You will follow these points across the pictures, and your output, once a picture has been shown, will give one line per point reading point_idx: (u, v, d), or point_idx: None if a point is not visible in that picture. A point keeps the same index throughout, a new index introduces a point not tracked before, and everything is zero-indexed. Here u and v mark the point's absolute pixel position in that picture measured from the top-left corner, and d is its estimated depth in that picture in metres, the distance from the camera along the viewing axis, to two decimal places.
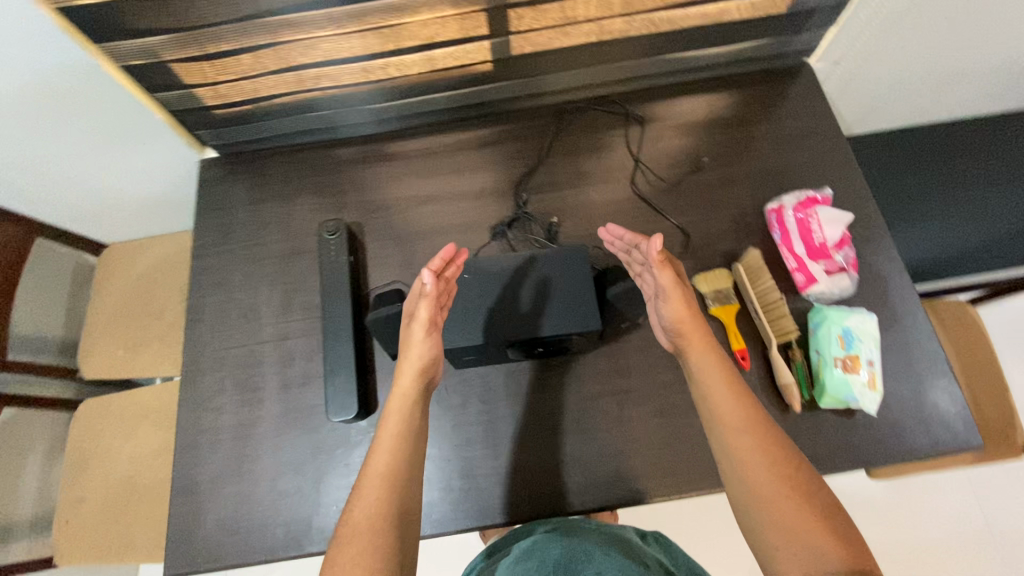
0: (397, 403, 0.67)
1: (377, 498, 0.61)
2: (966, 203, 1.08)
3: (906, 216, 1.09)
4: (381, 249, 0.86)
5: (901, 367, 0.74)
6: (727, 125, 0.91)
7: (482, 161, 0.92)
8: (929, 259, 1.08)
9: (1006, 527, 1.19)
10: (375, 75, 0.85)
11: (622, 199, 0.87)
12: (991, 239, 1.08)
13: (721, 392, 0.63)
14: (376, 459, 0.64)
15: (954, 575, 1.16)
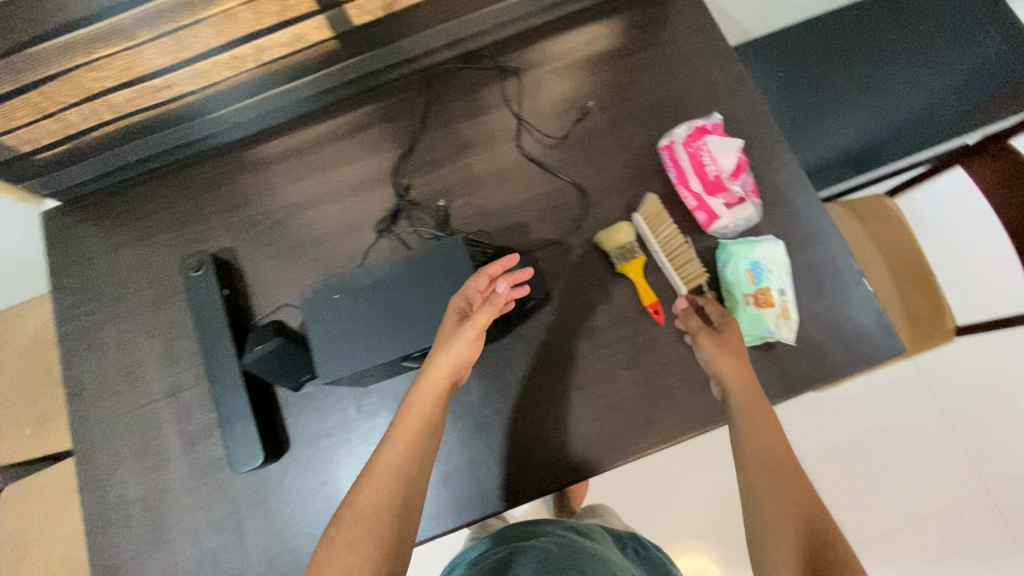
0: (419, 399, 0.62)
1: (384, 488, 0.57)
2: (864, 95, 1.04)
3: (807, 121, 1.05)
4: (260, 272, 0.78)
5: (816, 289, 0.71)
6: (608, 61, 0.83)
7: (354, 153, 0.83)
8: (834, 161, 1.05)
9: (954, 400, 1.23)
10: (203, 81, 0.74)
11: (510, 165, 0.80)
12: (904, 123, 1.03)
13: (757, 426, 0.62)
14: (389, 449, 0.59)
15: (911, 455, 1.21)
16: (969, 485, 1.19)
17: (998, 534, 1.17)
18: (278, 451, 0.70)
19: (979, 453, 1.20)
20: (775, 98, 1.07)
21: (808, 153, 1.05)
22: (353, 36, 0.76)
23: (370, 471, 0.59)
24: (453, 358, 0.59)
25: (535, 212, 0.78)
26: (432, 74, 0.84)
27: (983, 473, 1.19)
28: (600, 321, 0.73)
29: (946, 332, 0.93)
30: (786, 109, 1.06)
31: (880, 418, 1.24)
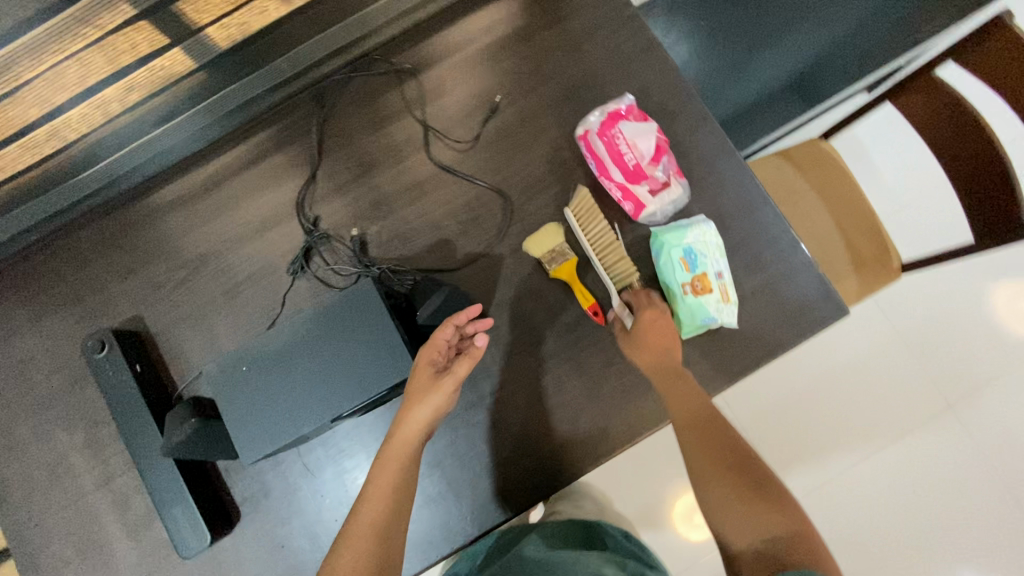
0: (392, 453, 0.56)
1: (366, 549, 0.52)
2: (789, 26, 0.99)
3: (733, 60, 1.00)
4: (174, 338, 0.72)
5: (754, 263, 0.69)
6: (510, 46, 0.76)
7: (250, 187, 0.75)
8: (761, 102, 1.02)
9: (909, 326, 1.26)
10: (59, 139, 0.66)
11: (423, 177, 0.74)
12: (830, 55, 1.00)
13: (676, 394, 0.64)
14: (367, 507, 0.54)
15: (873, 383, 1.25)
16: (931, 403, 1.23)
17: (963, 445, 1.21)
18: (229, 522, 0.67)
19: (937, 371, 1.24)
20: (699, 45, 1.01)
21: (736, 101, 1.01)
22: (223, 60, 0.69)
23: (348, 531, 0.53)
24: (431, 410, 0.55)
25: (457, 225, 0.73)
26: (322, 87, 0.77)
27: (943, 389, 1.23)
28: (541, 332, 0.70)
29: (893, 271, 0.91)
30: (711, 56, 1.00)
31: (839, 353, 1.27)
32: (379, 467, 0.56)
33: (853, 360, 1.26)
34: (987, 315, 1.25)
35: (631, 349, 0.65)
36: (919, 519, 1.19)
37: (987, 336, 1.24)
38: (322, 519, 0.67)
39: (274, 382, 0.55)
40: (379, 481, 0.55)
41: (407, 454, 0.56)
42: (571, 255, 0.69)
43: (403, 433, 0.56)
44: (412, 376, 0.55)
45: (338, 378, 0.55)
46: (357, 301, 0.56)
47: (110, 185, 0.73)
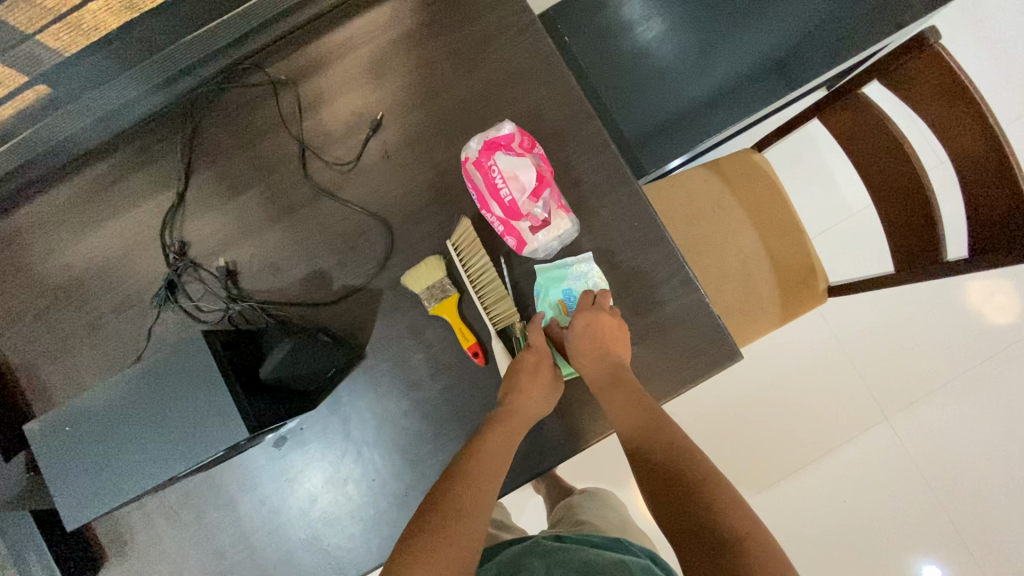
0: (495, 445, 0.57)
1: (478, 503, 0.52)
2: (745, 13, 0.90)
3: (680, 52, 0.92)
4: (37, 372, 0.68)
5: (643, 303, 0.64)
6: (395, 55, 0.69)
7: (113, 208, 0.70)
8: (717, 93, 0.91)
9: (861, 341, 1.17)
10: None
11: (300, 201, 0.69)
12: (807, 34, 0.88)
13: (613, 404, 0.58)
14: (481, 468, 0.55)
15: (819, 396, 1.17)
16: (880, 420, 1.14)
17: (913, 467, 1.12)
18: (92, 564, 0.65)
19: (889, 384, 1.15)
20: (658, 26, 0.93)
21: (695, 89, 0.91)
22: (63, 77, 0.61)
23: (461, 483, 0.53)
24: (545, 402, 0.61)
25: (332, 255, 0.68)
26: (192, 100, 0.70)
27: (893, 405, 1.14)
28: (418, 373, 0.66)
29: (819, 293, 0.89)
30: (669, 41, 0.92)
31: (789, 362, 1.18)
32: (477, 454, 0.56)
33: (800, 367, 1.18)
34: (949, 322, 1.15)
35: (574, 353, 0.61)
36: (864, 541, 1.12)
37: (950, 347, 1.14)
38: (188, 562, 0.65)
39: (94, 445, 0.52)
40: (490, 449, 0.57)
41: (515, 434, 0.58)
42: (452, 292, 0.64)
43: (525, 414, 0.59)
44: (524, 370, 0.60)
45: (160, 444, 0.51)
46: (178, 359, 0.52)
47: None
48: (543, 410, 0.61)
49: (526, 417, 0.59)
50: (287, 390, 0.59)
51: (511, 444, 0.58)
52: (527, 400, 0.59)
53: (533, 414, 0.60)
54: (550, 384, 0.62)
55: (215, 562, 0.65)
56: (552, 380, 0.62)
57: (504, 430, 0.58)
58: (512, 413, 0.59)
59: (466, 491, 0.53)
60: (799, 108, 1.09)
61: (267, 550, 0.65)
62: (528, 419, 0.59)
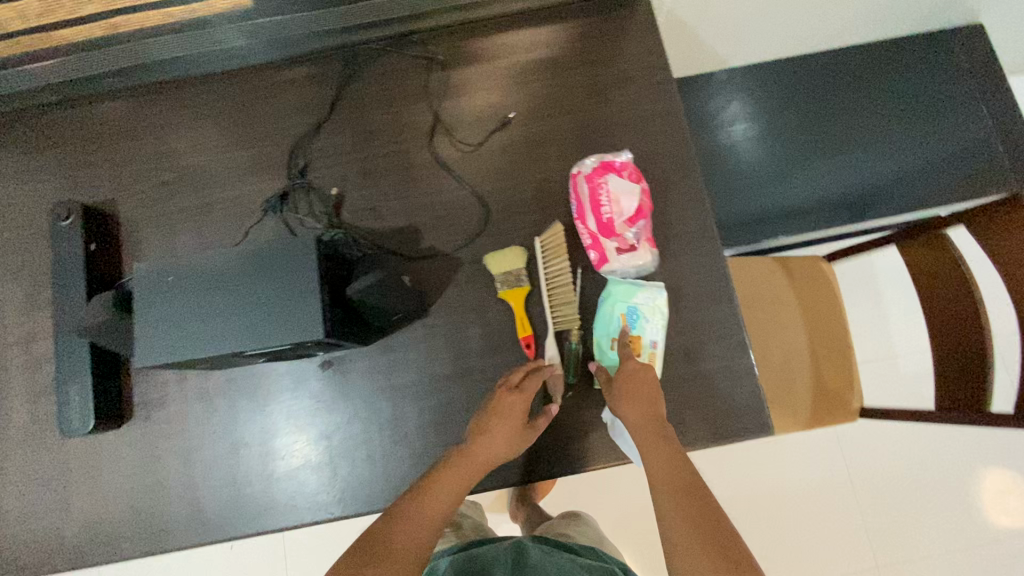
0: (445, 486, 0.58)
1: (412, 537, 0.55)
2: (841, 147, 0.97)
3: (773, 160, 0.99)
4: (138, 231, 0.75)
5: (695, 354, 0.67)
6: (542, 70, 0.78)
7: (258, 118, 0.78)
8: (793, 208, 0.97)
9: (873, 479, 1.15)
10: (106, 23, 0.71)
11: (417, 163, 0.76)
12: (887, 184, 0.96)
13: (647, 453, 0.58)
14: (424, 506, 0.57)
15: (817, 520, 1.14)
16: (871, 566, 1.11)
17: None
18: (118, 419, 0.68)
19: (889, 532, 1.13)
20: (762, 132, 0.99)
21: (779, 197, 0.98)
22: None
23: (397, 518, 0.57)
24: (506, 448, 0.61)
25: (429, 219, 0.74)
26: (357, 51, 0.79)
27: (888, 556, 1.11)
28: (469, 347, 0.69)
29: (851, 412, 0.90)
30: (770, 148, 0.99)
31: (798, 476, 1.16)
32: (424, 494, 0.58)
33: (808, 486, 1.16)
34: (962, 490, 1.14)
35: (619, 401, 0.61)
36: None
37: (960, 513, 1.13)
38: (203, 446, 0.68)
39: (183, 301, 0.57)
40: (438, 496, 0.58)
41: (471, 477, 0.60)
42: (525, 284, 0.69)
43: (483, 458, 0.60)
44: (496, 414, 0.61)
45: (241, 319, 0.56)
46: (282, 264, 0.57)
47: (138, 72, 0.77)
48: (506, 456, 0.62)
49: (481, 464, 0.60)
50: (357, 317, 0.64)
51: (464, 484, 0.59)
52: (484, 446, 0.61)
53: (492, 459, 0.61)
54: (519, 430, 0.62)
55: (227, 457, 0.67)
56: (530, 428, 0.62)
57: (457, 471, 0.59)
58: (469, 457, 0.60)
59: (402, 528, 0.56)
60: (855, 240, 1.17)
61: (276, 461, 0.67)
62: (486, 461, 0.60)
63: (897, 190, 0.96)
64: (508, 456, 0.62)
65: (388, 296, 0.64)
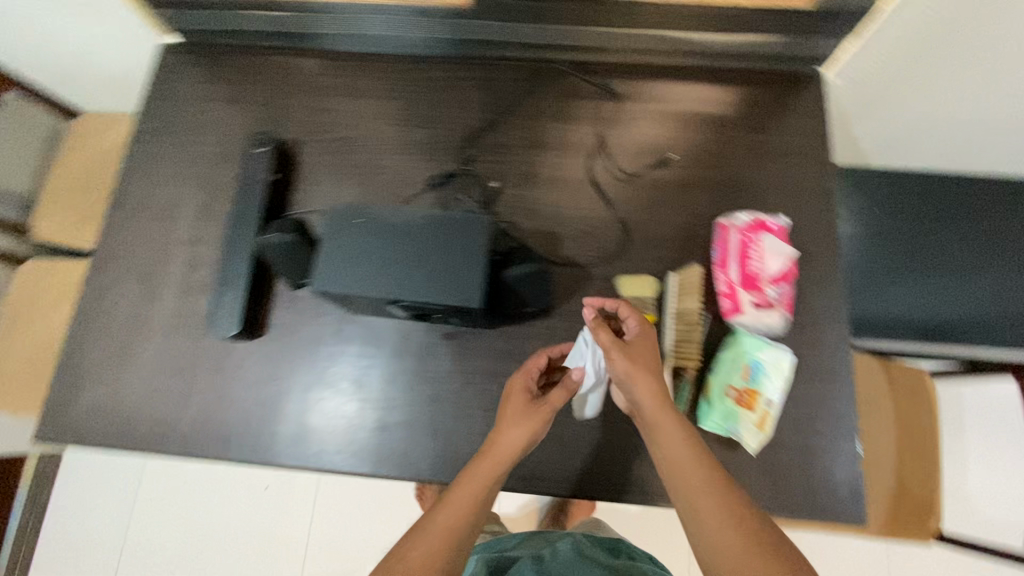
0: (467, 491, 0.59)
1: (439, 548, 0.55)
2: (951, 269, 0.96)
3: (880, 266, 0.97)
4: (313, 174, 0.82)
5: (804, 424, 0.68)
6: (707, 123, 0.83)
7: (439, 101, 0.85)
8: (892, 317, 0.96)
9: None
10: None
11: (573, 177, 0.81)
12: (993, 317, 0.94)
13: (659, 431, 0.60)
14: (443, 513, 0.57)
15: None
16: None
17: None
18: (254, 331, 0.74)
19: None
20: (864, 235, 0.99)
21: (874, 305, 0.97)
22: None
23: (420, 525, 0.57)
24: (522, 434, 0.62)
25: (573, 230, 0.78)
26: (542, 66, 0.86)
27: None
28: None
29: (926, 531, 0.88)
30: (865, 253, 0.98)
31: None
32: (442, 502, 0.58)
33: None
34: None
35: (620, 364, 0.62)
36: None
37: None
38: (322, 379, 0.73)
39: (360, 242, 0.63)
40: (454, 496, 0.58)
41: (491, 472, 0.60)
42: (650, 312, 0.72)
43: (496, 454, 0.61)
44: (508, 403, 0.65)
45: (404, 272, 0.62)
46: (465, 242, 0.62)
47: (356, 39, 0.87)
48: (526, 442, 0.62)
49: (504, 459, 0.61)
50: (495, 300, 0.68)
51: (485, 486, 0.59)
52: (492, 448, 0.62)
53: (514, 447, 0.61)
54: (528, 415, 0.63)
55: (342, 395, 0.72)
56: (547, 416, 0.64)
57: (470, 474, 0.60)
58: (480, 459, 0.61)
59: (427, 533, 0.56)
60: (937, 366, 1.15)
61: (386, 413, 0.71)
62: (503, 462, 0.61)
63: (1002, 325, 0.94)
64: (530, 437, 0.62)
65: (534, 290, 0.69)
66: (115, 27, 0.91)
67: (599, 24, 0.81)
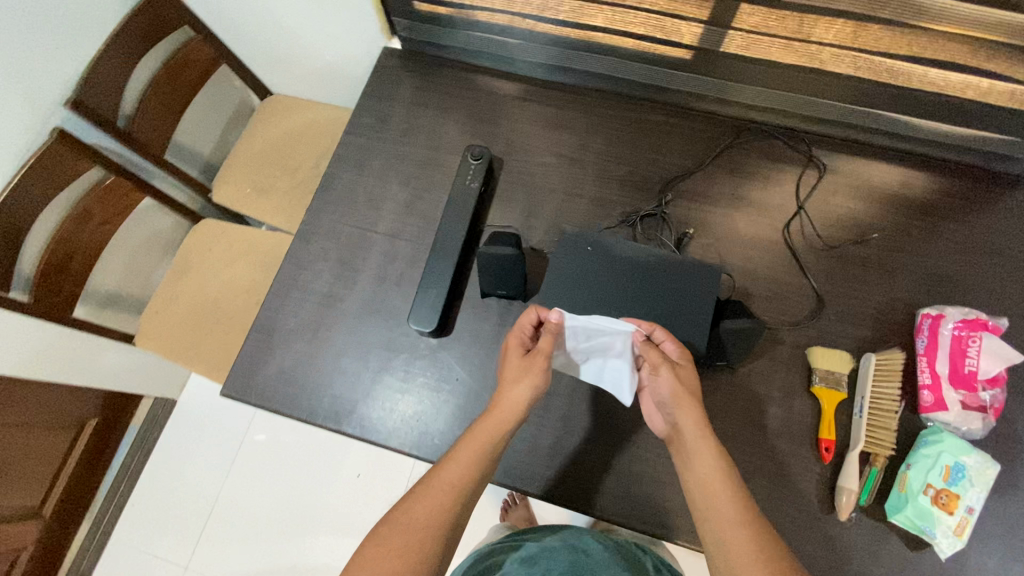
0: (467, 449, 0.62)
1: (441, 504, 0.59)
2: None
3: None
4: (511, 191, 0.85)
5: (998, 542, 0.65)
6: (911, 208, 0.82)
7: (638, 143, 0.87)
8: None
9: None
10: (573, 21, 0.80)
11: (766, 240, 0.81)
12: None
13: (693, 452, 0.61)
14: (449, 469, 0.61)
15: None
16: None
17: None
18: (441, 330, 0.77)
19: None
20: None
21: None
22: (708, 57, 0.79)
23: (431, 479, 0.61)
24: (520, 397, 0.64)
25: (765, 290, 0.78)
26: (743, 125, 0.87)
27: None
28: (765, 423, 0.72)
29: None
30: None
31: None
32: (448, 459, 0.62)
33: None
34: None
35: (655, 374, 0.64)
36: None
37: None
38: None
39: (592, 269, 0.69)
40: (460, 457, 0.62)
41: (491, 432, 0.63)
42: (844, 392, 0.70)
43: (499, 416, 0.64)
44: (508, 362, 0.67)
45: (632, 304, 0.68)
46: (700, 290, 0.68)
47: (564, 73, 0.90)
48: (524, 404, 0.64)
49: (502, 420, 0.64)
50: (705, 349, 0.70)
51: (489, 446, 0.63)
52: (496, 409, 0.64)
53: (513, 406, 0.64)
54: (531, 375, 0.65)
55: None
56: (543, 368, 0.65)
57: (475, 431, 0.63)
58: (485, 418, 0.64)
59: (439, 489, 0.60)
60: None
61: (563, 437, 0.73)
62: (501, 421, 0.64)
63: None
64: (528, 397, 0.64)
65: (746, 348, 0.68)
66: (342, 24, 0.97)
67: (812, 98, 0.80)
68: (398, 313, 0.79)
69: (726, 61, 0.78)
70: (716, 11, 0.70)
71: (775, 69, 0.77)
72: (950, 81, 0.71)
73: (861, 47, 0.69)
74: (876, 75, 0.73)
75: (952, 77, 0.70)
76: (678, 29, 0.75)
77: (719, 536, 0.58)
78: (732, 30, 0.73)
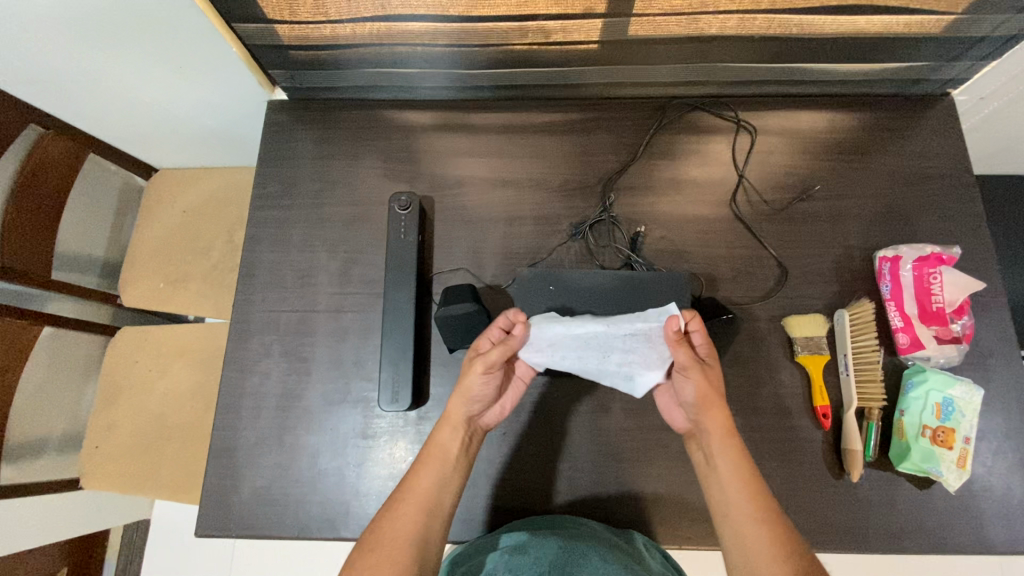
0: (435, 458, 0.62)
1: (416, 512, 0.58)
2: None
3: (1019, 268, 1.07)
4: (450, 231, 0.79)
5: (992, 457, 0.69)
6: (843, 151, 0.82)
7: (567, 147, 0.83)
8: None
9: None
10: (465, 42, 0.73)
11: (718, 218, 0.79)
12: None
13: (716, 449, 0.60)
14: (422, 475, 0.60)
15: None
16: None
17: None
18: (417, 400, 0.72)
19: None
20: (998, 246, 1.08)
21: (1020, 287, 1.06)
22: (616, 47, 0.73)
23: (409, 489, 0.60)
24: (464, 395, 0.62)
25: (729, 270, 0.77)
26: (665, 104, 0.84)
27: None
28: (761, 405, 0.71)
29: None
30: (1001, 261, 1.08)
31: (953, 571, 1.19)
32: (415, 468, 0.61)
33: None
34: None
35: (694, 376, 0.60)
36: None
37: None
38: (495, 446, 0.71)
39: (561, 310, 0.70)
40: (428, 470, 0.61)
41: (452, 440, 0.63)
42: (826, 353, 0.71)
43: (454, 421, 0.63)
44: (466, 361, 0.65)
45: None
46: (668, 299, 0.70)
47: (473, 89, 0.84)
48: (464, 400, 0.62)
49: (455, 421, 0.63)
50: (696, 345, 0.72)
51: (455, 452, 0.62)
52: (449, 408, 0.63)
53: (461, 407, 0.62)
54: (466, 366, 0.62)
55: (522, 460, 0.71)
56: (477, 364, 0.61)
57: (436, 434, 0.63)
58: (442, 426, 0.63)
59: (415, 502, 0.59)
60: None
61: (570, 474, 0.71)
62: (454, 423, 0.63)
63: None
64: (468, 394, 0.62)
65: None
66: (211, 87, 0.86)
67: (726, 65, 0.77)
68: (366, 394, 0.73)
69: (634, 46, 0.73)
70: (614, 4, 0.64)
71: (682, 46, 0.73)
72: (857, 25, 0.69)
73: (768, 11, 0.66)
74: (788, 31, 0.70)
75: (858, 22, 0.68)
76: (578, 28, 0.69)
77: (729, 517, 0.57)
78: (635, 17, 0.67)
